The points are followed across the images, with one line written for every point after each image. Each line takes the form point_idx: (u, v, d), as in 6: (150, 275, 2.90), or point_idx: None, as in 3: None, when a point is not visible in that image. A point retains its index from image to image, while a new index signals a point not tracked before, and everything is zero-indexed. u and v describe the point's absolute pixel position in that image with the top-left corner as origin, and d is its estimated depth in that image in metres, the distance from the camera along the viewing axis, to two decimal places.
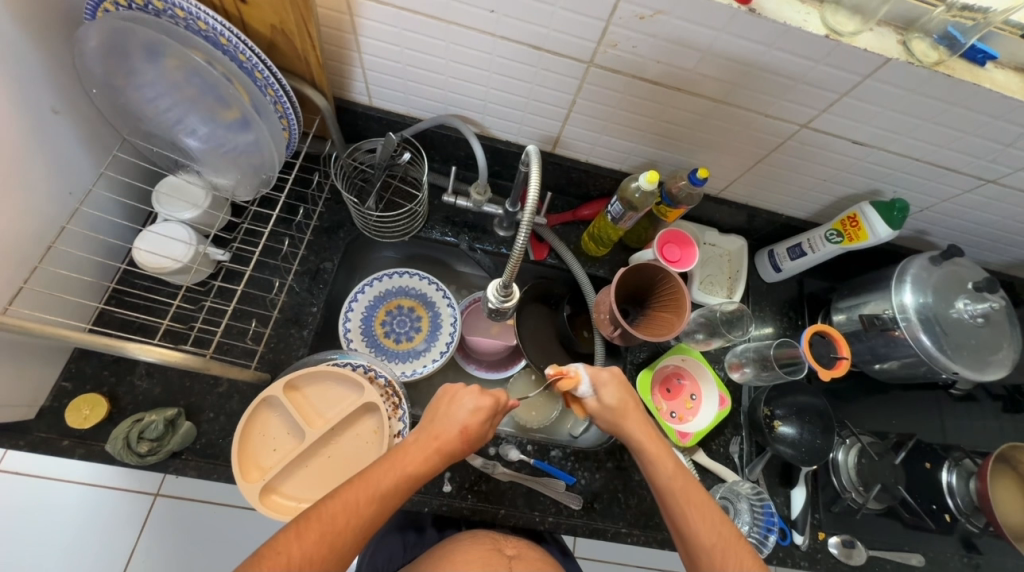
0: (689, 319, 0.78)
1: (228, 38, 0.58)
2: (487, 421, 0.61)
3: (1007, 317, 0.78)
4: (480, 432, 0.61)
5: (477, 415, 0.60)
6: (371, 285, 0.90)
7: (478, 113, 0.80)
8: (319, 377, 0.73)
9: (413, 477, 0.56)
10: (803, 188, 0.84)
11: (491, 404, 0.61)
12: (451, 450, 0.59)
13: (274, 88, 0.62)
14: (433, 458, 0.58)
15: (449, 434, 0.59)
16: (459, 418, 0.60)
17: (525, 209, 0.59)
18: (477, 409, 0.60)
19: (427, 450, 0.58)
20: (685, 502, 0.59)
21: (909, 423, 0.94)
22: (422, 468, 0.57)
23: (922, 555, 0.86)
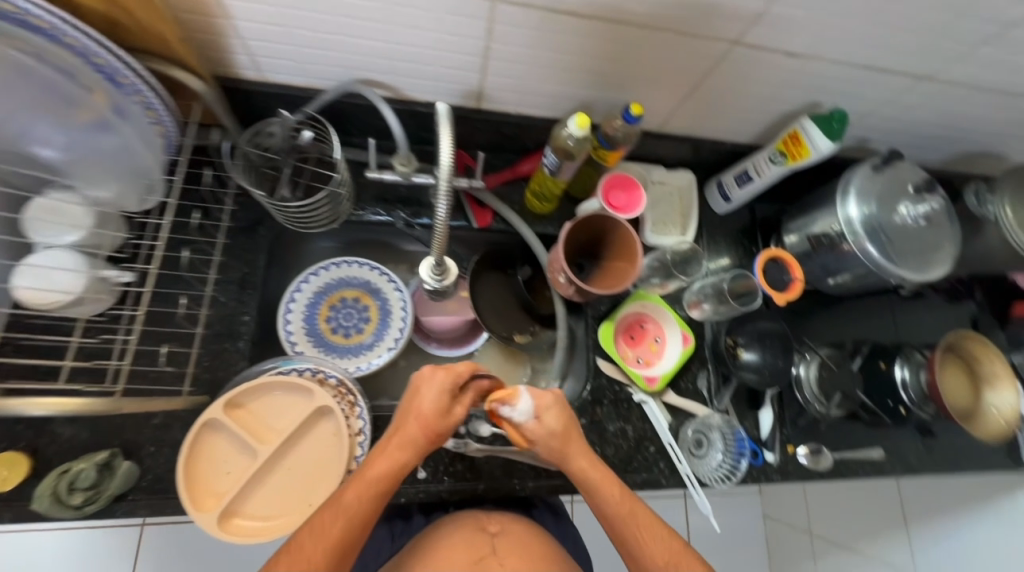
0: (642, 265, 0.77)
1: (47, 20, 0.47)
2: (445, 402, 0.62)
3: (947, 217, 0.79)
4: (442, 408, 0.62)
5: (432, 394, 0.62)
6: (309, 282, 0.83)
7: (385, 74, 0.71)
8: (263, 390, 0.68)
9: (383, 476, 0.59)
10: (744, 111, 0.81)
11: (444, 380, 0.62)
12: (415, 441, 0.60)
13: (127, 75, 0.53)
14: (397, 454, 0.60)
15: (411, 423, 0.61)
16: (418, 402, 0.62)
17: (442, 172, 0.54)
18: (432, 389, 0.62)
19: (392, 447, 0.60)
20: (631, 521, 0.62)
21: (862, 330, 0.98)
22: (391, 464, 0.59)
23: (884, 449, 0.91)
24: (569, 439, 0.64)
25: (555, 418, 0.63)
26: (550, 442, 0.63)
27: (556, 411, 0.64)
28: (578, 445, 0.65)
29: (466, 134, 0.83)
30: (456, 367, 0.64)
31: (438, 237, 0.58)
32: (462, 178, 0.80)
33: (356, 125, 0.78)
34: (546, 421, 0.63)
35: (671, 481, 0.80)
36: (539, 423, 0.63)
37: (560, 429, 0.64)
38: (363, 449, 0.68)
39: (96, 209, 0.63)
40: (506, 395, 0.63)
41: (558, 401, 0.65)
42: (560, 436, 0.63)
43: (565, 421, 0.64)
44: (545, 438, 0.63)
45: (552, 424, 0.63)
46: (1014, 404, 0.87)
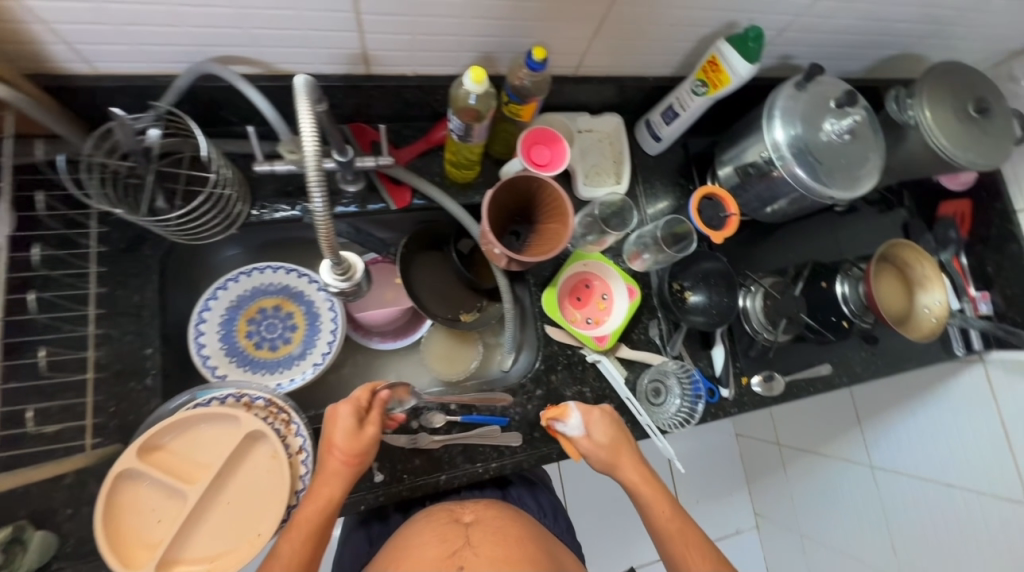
0: (574, 224, 0.73)
1: None
2: (356, 428, 0.61)
3: (872, 128, 0.77)
4: (352, 437, 0.60)
5: (338, 426, 0.60)
6: (219, 298, 0.75)
7: (243, 47, 0.60)
8: (183, 427, 0.62)
9: (311, 521, 0.57)
10: (660, 42, 0.74)
11: (348, 410, 0.61)
12: (336, 477, 0.59)
13: None
14: (322, 495, 0.58)
15: (328, 462, 0.59)
16: (328, 440, 0.60)
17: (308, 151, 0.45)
18: (337, 422, 0.60)
19: (317, 490, 0.58)
20: (676, 538, 0.66)
21: (802, 252, 0.99)
22: (317, 507, 0.57)
23: (831, 362, 0.95)
24: (620, 452, 0.69)
25: (605, 433, 0.70)
26: (600, 453, 0.70)
27: (607, 427, 0.70)
28: (631, 458, 0.70)
29: (364, 105, 0.73)
30: (357, 395, 0.63)
31: (320, 228, 0.50)
32: (368, 157, 0.72)
33: (230, 112, 0.67)
34: (600, 435, 0.70)
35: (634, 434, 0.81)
36: (591, 437, 0.70)
37: (611, 445, 0.69)
38: (307, 466, 0.64)
39: None
40: (558, 412, 0.71)
41: (609, 420, 0.71)
42: (609, 448, 0.69)
43: (616, 436, 0.70)
44: (596, 450, 0.70)
45: (601, 438, 0.70)
46: (942, 302, 0.91)
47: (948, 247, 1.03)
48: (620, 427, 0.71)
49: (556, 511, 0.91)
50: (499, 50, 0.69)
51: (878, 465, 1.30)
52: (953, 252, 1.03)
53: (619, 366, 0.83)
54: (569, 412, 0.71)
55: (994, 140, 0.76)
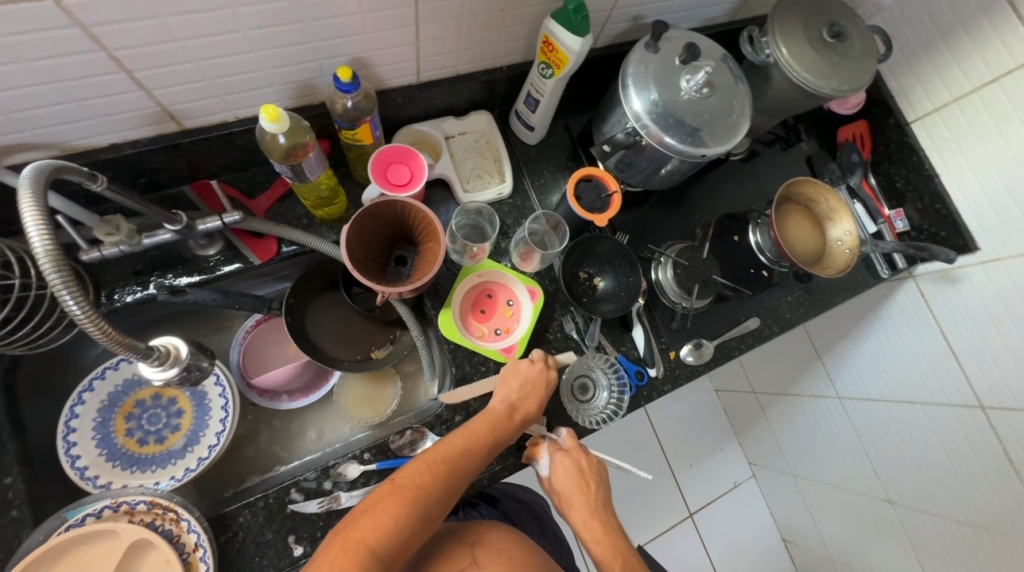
0: (446, 241, 0.68)
1: None
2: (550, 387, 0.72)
3: (731, 75, 0.74)
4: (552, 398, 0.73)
5: (549, 378, 0.73)
6: (87, 401, 0.70)
7: (13, 134, 0.54)
8: (54, 557, 0.57)
9: (486, 445, 0.65)
10: (493, 31, 0.70)
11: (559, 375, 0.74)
12: (518, 422, 0.69)
13: None
14: (504, 428, 0.67)
15: (522, 404, 0.69)
16: (538, 388, 0.71)
17: (42, 252, 0.39)
18: (544, 373, 0.72)
19: (503, 422, 0.67)
20: None
21: (710, 209, 0.96)
22: (494, 438, 0.66)
23: (760, 315, 0.92)
24: (570, 502, 0.70)
25: (566, 478, 0.71)
26: (557, 497, 0.72)
27: (573, 473, 0.71)
28: (588, 506, 0.70)
29: (193, 161, 0.68)
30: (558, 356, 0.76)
31: (94, 332, 0.43)
32: (211, 217, 0.67)
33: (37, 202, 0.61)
34: (559, 480, 0.71)
35: None
36: (551, 481, 0.72)
37: (569, 493, 0.70)
38: (207, 562, 0.60)
39: None
40: (534, 448, 0.73)
41: (575, 466, 0.71)
42: (563, 494, 0.71)
43: (578, 484, 0.71)
44: (554, 491, 0.72)
45: (558, 484, 0.71)
46: (852, 232, 0.89)
47: (855, 172, 1.01)
48: (584, 472, 0.72)
49: (557, 537, 0.92)
50: (316, 76, 0.64)
51: (844, 395, 1.26)
52: (861, 175, 1.01)
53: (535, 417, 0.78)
54: (540, 454, 0.73)
55: (853, 63, 0.74)
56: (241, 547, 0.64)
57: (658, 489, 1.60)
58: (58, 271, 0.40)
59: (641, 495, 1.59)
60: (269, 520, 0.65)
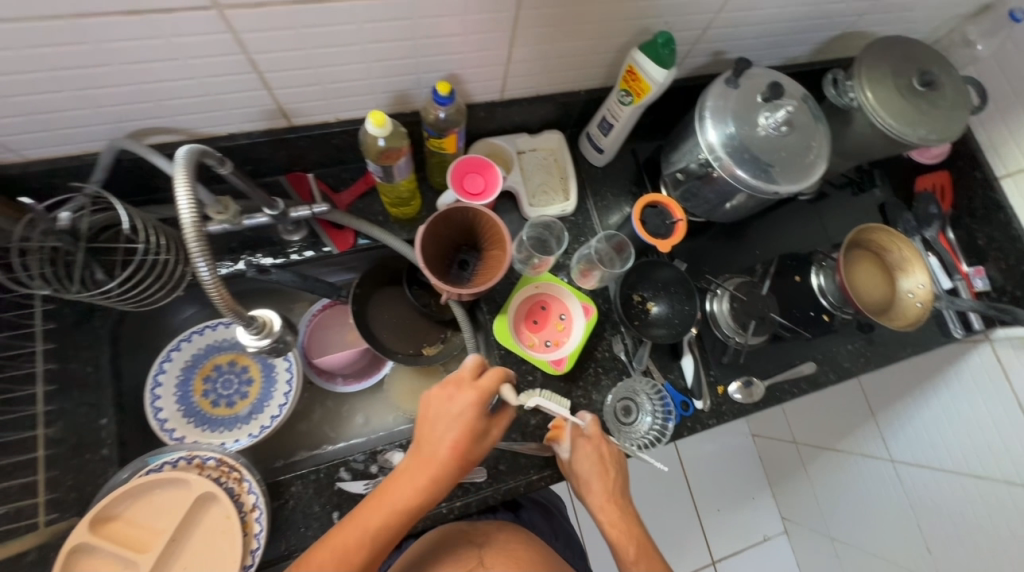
0: (511, 250, 0.72)
1: None
2: (469, 423, 0.60)
3: (811, 115, 0.74)
4: (476, 431, 0.61)
5: (467, 418, 0.60)
6: (173, 359, 0.77)
7: (156, 119, 0.62)
8: (134, 496, 0.62)
9: (392, 513, 0.57)
10: (577, 57, 0.73)
11: (480, 400, 0.61)
12: (437, 472, 0.59)
13: None
14: (418, 486, 0.58)
15: (433, 451, 0.59)
16: (448, 429, 0.59)
17: (187, 221, 0.46)
18: (460, 408, 0.60)
19: (411, 480, 0.58)
20: None
21: (772, 247, 0.95)
22: (405, 500, 0.57)
23: (815, 360, 0.89)
24: (591, 487, 0.73)
25: (590, 465, 0.72)
26: (578, 480, 0.73)
27: (594, 461, 0.73)
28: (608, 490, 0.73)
29: (293, 154, 0.75)
30: (486, 383, 0.61)
31: (214, 295, 0.48)
32: (303, 206, 0.72)
33: (163, 178, 0.69)
34: (580, 464, 0.73)
35: None
36: (572, 464, 0.73)
37: (591, 477, 0.73)
38: (261, 524, 0.64)
39: None
40: (557, 432, 0.74)
41: (596, 454, 0.73)
42: (585, 479, 0.73)
43: (600, 469, 0.73)
44: (577, 472, 0.73)
45: (582, 468, 0.73)
46: (926, 285, 0.85)
47: (932, 224, 0.97)
48: (605, 458, 0.74)
49: (568, 536, 0.91)
50: (413, 88, 0.69)
51: (898, 459, 1.18)
52: (938, 228, 0.96)
53: (555, 396, 0.78)
54: (564, 438, 0.73)
55: (943, 113, 0.72)
56: (290, 515, 0.68)
57: (682, 530, 1.54)
58: (196, 238, 0.45)
59: (663, 533, 1.53)
60: (319, 493, 0.69)
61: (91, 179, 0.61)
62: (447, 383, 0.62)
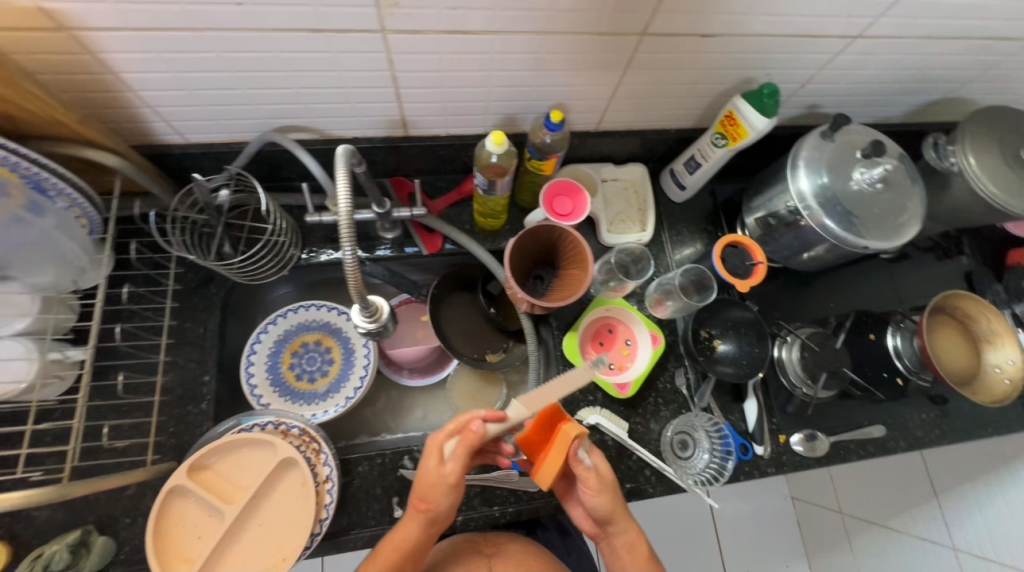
0: (593, 271, 0.74)
1: None
2: (436, 474, 0.59)
3: (907, 175, 0.74)
4: (426, 475, 0.59)
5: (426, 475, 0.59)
6: (268, 331, 0.84)
7: (300, 119, 0.70)
8: (225, 450, 0.68)
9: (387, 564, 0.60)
10: (676, 98, 0.78)
11: (431, 443, 0.60)
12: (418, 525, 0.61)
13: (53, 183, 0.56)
14: (404, 538, 0.61)
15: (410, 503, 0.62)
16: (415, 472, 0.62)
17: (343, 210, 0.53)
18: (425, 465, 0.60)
19: (397, 534, 0.62)
20: None
21: (846, 301, 0.93)
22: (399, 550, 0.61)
23: (884, 425, 0.86)
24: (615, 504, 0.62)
25: (598, 501, 0.61)
26: (604, 490, 0.61)
27: (601, 495, 0.61)
28: (614, 528, 0.63)
29: (402, 161, 0.82)
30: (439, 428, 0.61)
31: (349, 273, 0.53)
32: (404, 208, 0.78)
33: (291, 169, 0.78)
34: (587, 493, 0.61)
35: (657, 489, 0.78)
36: (597, 470, 0.61)
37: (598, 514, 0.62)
38: (331, 496, 0.69)
39: (40, 294, 0.63)
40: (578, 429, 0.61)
41: (607, 488, 0.61)
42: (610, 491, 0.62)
43: (609, 507, 0.62)
44: (598, 483, 0.61)
45: (606, 476, 0.62)
46: (1016, 362, 0.82)
47: None
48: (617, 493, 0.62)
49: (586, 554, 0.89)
50: (522, 112, 0.76)
51: (962, 548, 1.09)
52: None
53: (613, 416, 0.80)
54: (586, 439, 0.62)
55: None
56: (355, 493, 0.72)
57: None
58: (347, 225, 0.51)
59: None
60: (384, 476, 0.73)
61: (235, 163, 0.70)
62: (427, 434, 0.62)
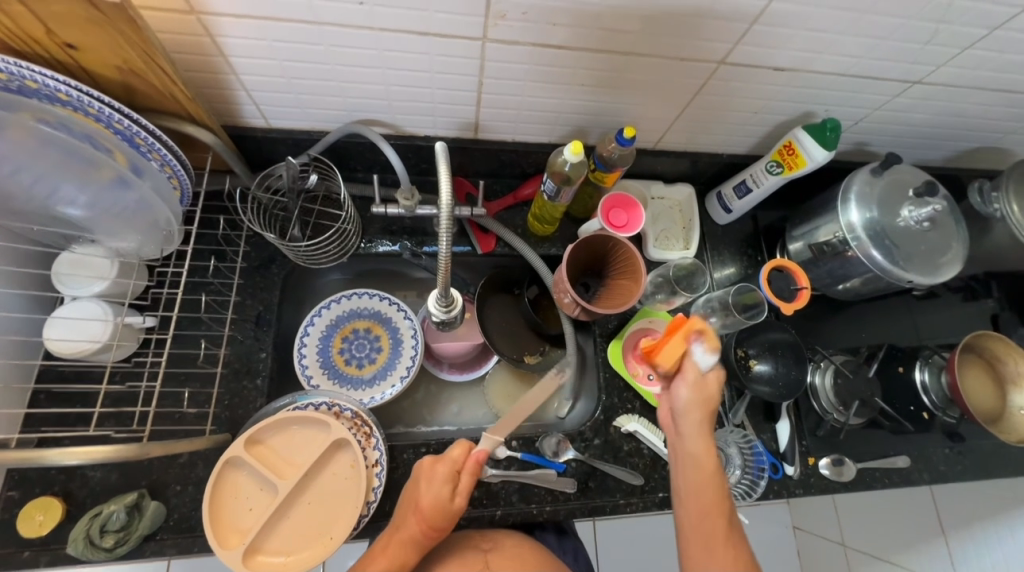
0: (646, 282, 0.74)
1: (96, 108, 0.51)
2: (450, 489, 0.60)
3: (952, 218, 0.78)
4: (441, 505, 0.60)
5: (438, 495, 0.60)
6: (321, 315, 0.86)
7: (381, 114, 0.73)
8: (281, 426, 0.70)
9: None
10: (735, 125, 0.81)
11: (445, 468, 0.61)
12: (411, 537, 0.60)
13: (159, 151, 0.57)
14: (396, 551, 0.60)
15: (409, 522, 0.60)
16: (415, 496, 0.61)
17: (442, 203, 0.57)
18: (438, 484, 0.60)
19: (389, 547, 0.60)
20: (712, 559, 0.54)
21: (877, 334, 0.96)
22: (392, 565, 0.59)
23: (908, 456, 0.88)
24: (702, 409, 0.59)
25: (685, 392, 0.60)
26: (697, 387, 0.59)
27: (692, 388, 0.60)
28: (686, 429, 0.60)
29: (465, 163, 0.85)
30: (452, 455, 0.62)
31: (444, 253, 0.59)
32: (463, 207, 0.80)
33: (360, 162, 0.81)
34: (676, 382, 0.61)
35: None
36: (696, 370, 0.60)
37: (678, 406, 0.60)
38: (379, 480, 0.70)
39: (120, 260, 0.67)
40: (711, 339, 0.58)
41: (701, 387, 0.59)
42: (694, 402, 0.59)
43: (695, 407, 0.59)
44: (687, 380, 0.60)
45: (707, 377, 0.60)
46: None
47: None
48: (709, 401, 0.60)
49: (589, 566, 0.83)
50: (589, 125, 0.79)
51: None
52: None
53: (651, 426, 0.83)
54: (715, 348, 0.59)
55: None
56: (398, 480, 0.73)
57: None
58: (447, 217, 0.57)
59: None
60: None
61: (313, 149, 0.72)
62: (432, 456, 0.64)
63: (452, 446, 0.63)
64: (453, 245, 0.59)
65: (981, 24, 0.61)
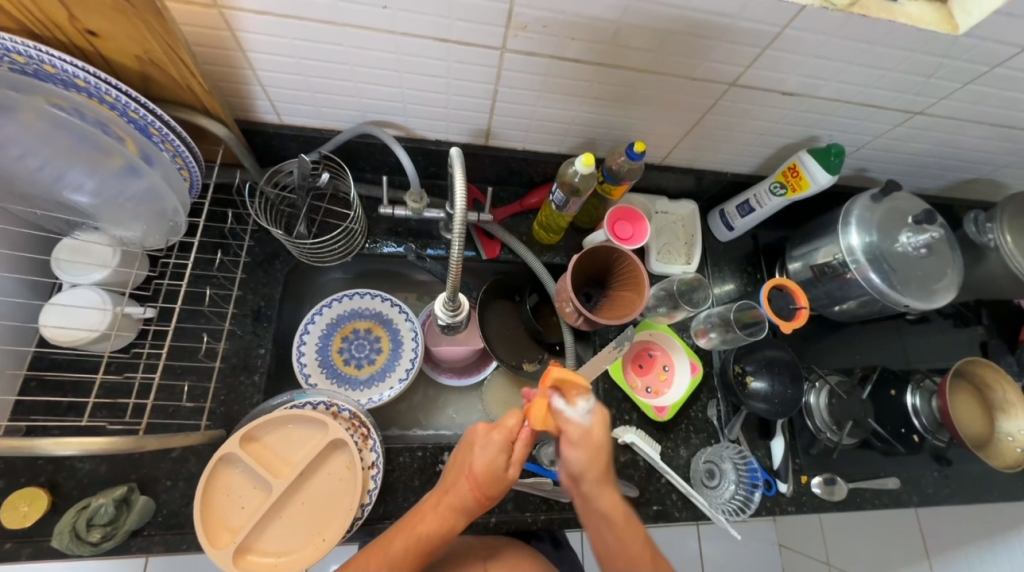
0: (650, 296, 0.74)
1: (113, 96, 0.52)
2: (505, 457, 0.59)
3: (948, 245, 0.81)
4: (495, 472, 0.59)
5: (493, 460, 0.59)
6: (322, 313, 0.86)
7: (394, 116, 0.74)
8: (278, 423, 0.69)
9: (426, 538, 0.59)
10: (741, 145, 0.83)
11: (500, 438, 0.60)
12: (461, 501, 0.60)
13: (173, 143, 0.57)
14: (443, 512, 0.60)
15: (460, 484, 0.60)
16: (469, 462, 0.60)
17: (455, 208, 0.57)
18: (495, 455, 0.59)
19: (439, 510, 0.60)
20: None
21: (870, 356, 0.98)
22: (436, 529, 0.59)
23: (898, 478, 0.89)
24: (593, 471, 0.58)
25: (577, 455, 0.58)
26: (586, 448, 0.58)
27: (579, 448, 0.58)
28: (590, 489, 0.59)
29: (473, 168, 0.86)
30: (507, 424, 0.60)
31: (455, 256, 0.59)
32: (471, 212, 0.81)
33: (369, 162, 0.82)
34: (565, 446, 0.59)
35: (683, 513, 0.80)
36: (577, 429, 0.58)
37: (573, 470, 0.59)
38: (375, 482, 0.69)
39: (122, 248, 0.66)
40: (572, 389, 0.57)
41: (589, 445, 0.57)
42: (583, 473, 0.59)
43: (587, 464, 0.59)
44: (576, 446, 0.58)
45: (591, 435, 0.58)
46: None
47: None
48: (600, 453, 0.59)
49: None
50: (599, 137, 0.80)
51: None
52: None
53: (646, 437, 0.82)
54: (579, 397, 0.58)
55: None
56: (393, 482, 0.73)
57: None
58: (460, 221, 0.57)
59: None
60: (425, 470, 0.73)
61: (324, 148, 0.72)
62: (487, 421, 0.62)
63: (505, 415, 0.61)
64: (464, 250, 0.59)
65: (983, 61, 0.63)
